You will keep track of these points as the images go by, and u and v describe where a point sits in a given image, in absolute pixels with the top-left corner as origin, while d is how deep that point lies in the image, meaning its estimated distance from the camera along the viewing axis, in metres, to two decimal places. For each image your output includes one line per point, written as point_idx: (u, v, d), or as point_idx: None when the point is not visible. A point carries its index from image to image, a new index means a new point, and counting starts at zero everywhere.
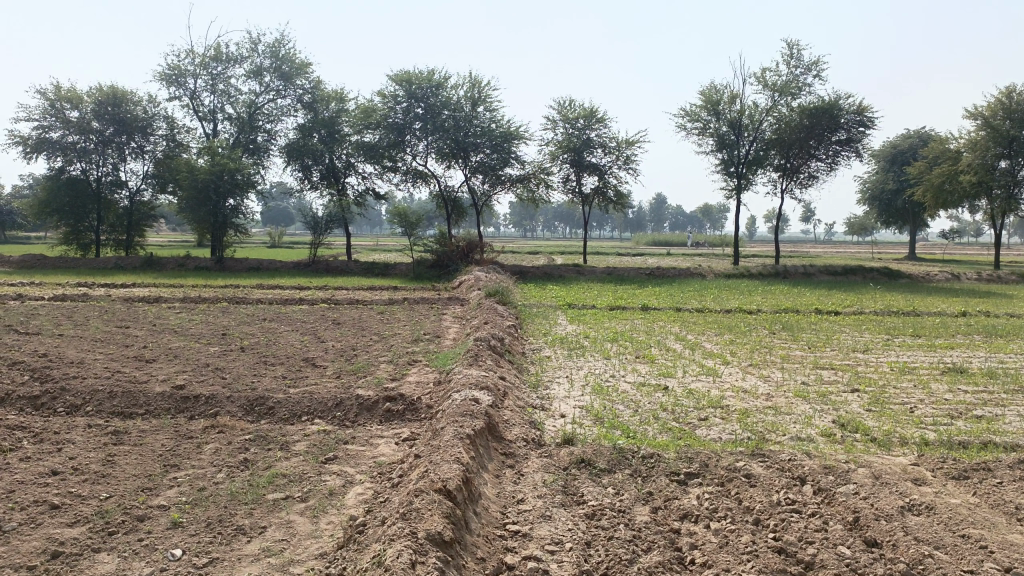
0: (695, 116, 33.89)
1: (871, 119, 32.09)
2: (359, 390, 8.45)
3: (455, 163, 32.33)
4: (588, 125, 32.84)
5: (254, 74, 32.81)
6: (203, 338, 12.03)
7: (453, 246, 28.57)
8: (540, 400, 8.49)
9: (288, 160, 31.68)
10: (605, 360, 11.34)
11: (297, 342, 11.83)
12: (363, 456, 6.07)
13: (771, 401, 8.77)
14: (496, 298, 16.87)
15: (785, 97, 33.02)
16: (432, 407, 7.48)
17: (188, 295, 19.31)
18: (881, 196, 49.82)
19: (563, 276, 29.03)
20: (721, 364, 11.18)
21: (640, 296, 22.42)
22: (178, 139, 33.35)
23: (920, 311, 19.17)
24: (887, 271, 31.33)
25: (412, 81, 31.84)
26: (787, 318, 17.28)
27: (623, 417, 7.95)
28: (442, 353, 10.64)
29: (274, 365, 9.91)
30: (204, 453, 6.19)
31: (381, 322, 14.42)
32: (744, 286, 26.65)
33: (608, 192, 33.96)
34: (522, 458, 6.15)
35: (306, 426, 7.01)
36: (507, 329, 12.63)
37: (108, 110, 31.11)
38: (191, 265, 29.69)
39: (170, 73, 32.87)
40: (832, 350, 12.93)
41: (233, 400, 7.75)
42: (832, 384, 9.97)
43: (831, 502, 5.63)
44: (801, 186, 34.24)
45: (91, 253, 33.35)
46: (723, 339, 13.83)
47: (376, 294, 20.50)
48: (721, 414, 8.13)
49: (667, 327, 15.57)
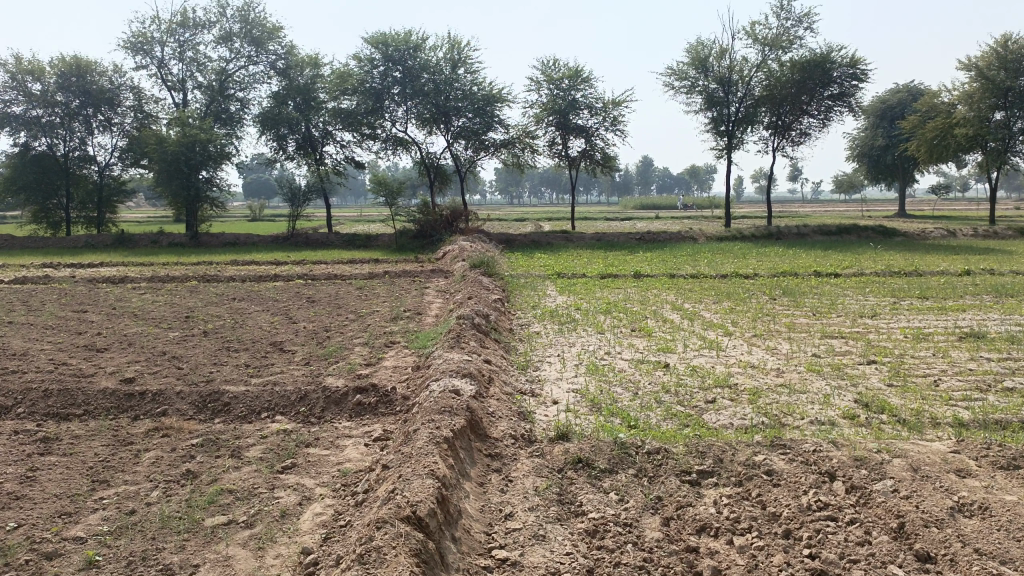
0: (683, 74, 32.87)
1: (864, 72, 31.17)
2: (329, 379, 7.60)
3: (436, 129, 31.19)
4: (572, 86, 31.73)
5: (223, 40, 31.41)
6: (164, 323, 11.13)
7: (437, 216, 27.62)
8: (529, 384, 7.67)
9: (262, 129, 30.44)
10: (599, 335, 10.51)
11: (267, 323, 10.95)
12: (326, 462, 5.23)
13: (783, 378, 7.99)
14: (481, 270, 15.99)
15: (775, 51, 32.00)
16: (408, 399, 6.65)
17: (157, 273, 18.33)
18: (871, 153, 49.00)
19: (551, 244, 28.17)
20: (724, 336, 10.41)
21: (631, 261, 21.61)
22: (147, 110, 31.98)
23: (922, 271, 18.42)
24: (882, 229, 30.63)
25: (389, 44, 30.66)
26: (787, 282, 16.52)
27: (623, 402, 7.15)
28: (423, 332, 9.80)
29: (238, 351, 9.04)
30: (142, 464, 5.34)
31: (360, 298, 13.54)
32: (738, 248, 25.84)
33: (595, 154, 32.94)
34: (511, 459, 5.34)
35: (264, 427, 6.16)
36: (493, 304, 11.80)
37: (71, 82, 29.70)
38: (165, 241, 28.58)
39: (135, 41, 31.43)
40: (838, 316, 12.17)
41: (184, 396, 6.88)
42: (846, 355, 9.20)
43: (868, 503, 4.89)
44: (793, 143, 33.33)
45: (61, 232, 32.10)
46: (723, 307, 13.07)
47: (357, 267, 19.59)
48: (730, 395, 7.34)
49: (661, 295, 14.78)
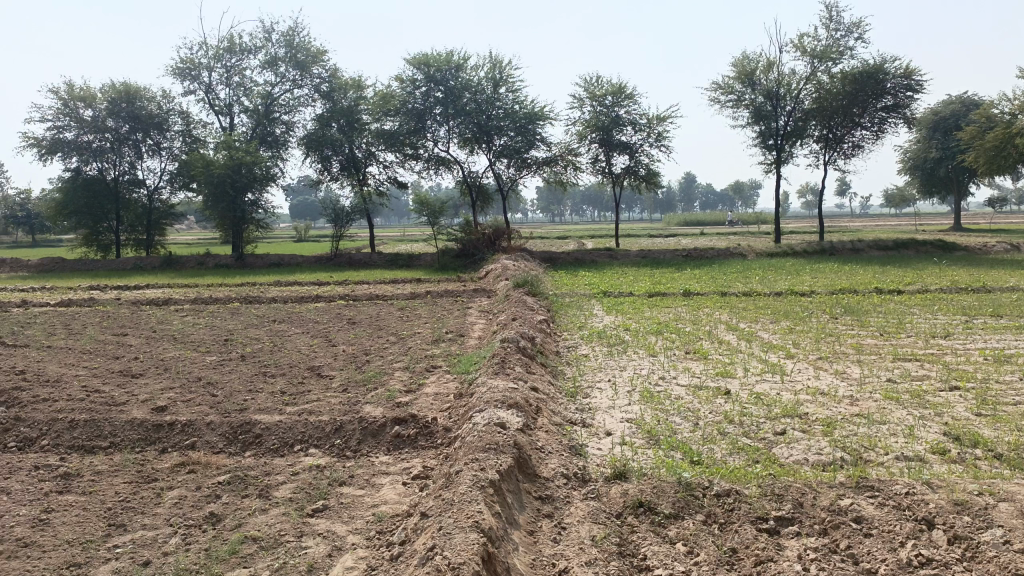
0: (728, 87, 32.17)
1: (920, 82, 30.02)
2: (367, 408, 7.16)
3: (478, 148, 30.95)
4: (616, 102, 31.23)
5: (269, 65, 31.71)
6: (202, 346, 10.86)
7: (479, 235, 27.26)
8: (580, 414, 7.12)
9: (306, 151, 30.55)
10: (651, 358, 9.90)
11: (306, 347, 10.60)
12: (361, 504, 4.76)
13: (858, 407, 7.30)
14: (525, 289, 15.51)
15: (825, 63, 31.11)
16: (450, 430, 6.16)
17: (200, 295, 18.28)
18: (924, 165, 47.40)
19: (595, 262, 27.59)
20: (786, 359, 9.72)
21: (679, 279, 20.91)
22: (194, 134, 32.40)
23: (991, 288, 17.33)
24: (942, 244, 29.35)
25: (431, 63, 30.56)
26: (847, 300, 15.67)
27: (683, 434, 6.54)
28: (466, 356, 9.32)
29: (274, 377, 8.68)
30: (164, 505, 4.94)
31: (401, 320, 13.16)
32: (789, 265, 24.92)
33: (640, 171, 32.33)
34: (564, 502, 4.80)
35: (295, 462, 5.73)
36: (538, 325, 11.29)
37: (122, 108, 30.22)
38: (210, 263, 28.76)
39: (183, 67, 31.91)
40: (907, 337, 11.35)
41: (214, 427, 6.49)
42: (924, 381, 8.44)
43: (977, 556, 4.23)
44: (845, 156, 32.26)
45: (111, 254, 32.59)
46: (781, 328, 12.35)
47: (400, 288, 19.28)
48: (801, 426, 6.70)
49: (714, 315, 14.08)
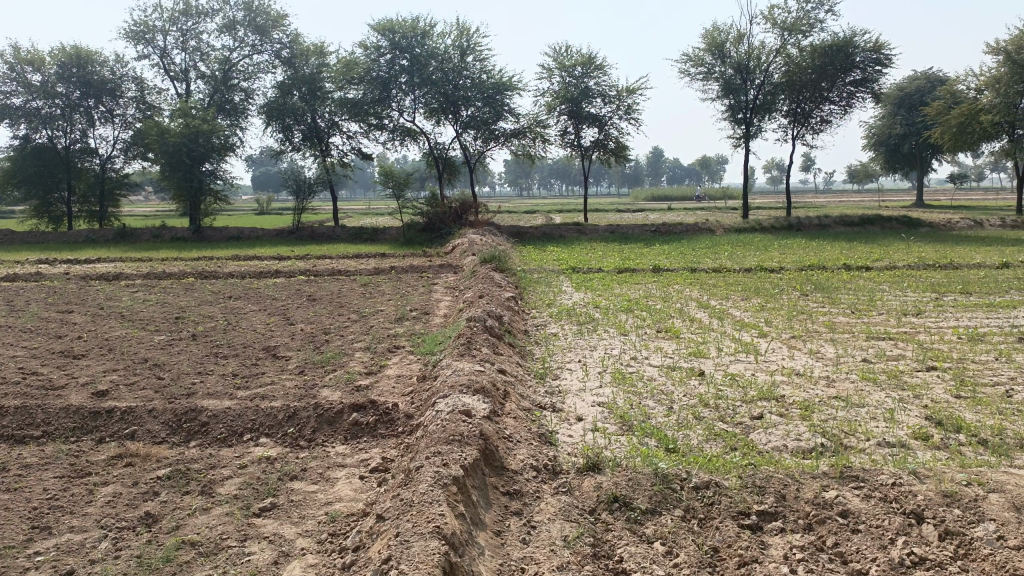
0: (698, 60, 31.84)
1: (889, 57, 29.95)
2: (325, 392, 6.75)
3: (445, 119, 30.28)
4: (585, 73, 30.75)
5: (227, 29, 30.58)
6: (152, 325, 10.31)
7: (445, 208, 26.72)
8: (550, 398, 6.80)
9: (267, 121, 29.60)
10: (622, 337, 9.60)
11: (262, 325, 10.10)
12: (313, 502, 4.37)
13: (835, 389, 7.07)
14: (493, 265, 15.12)
15: (795, 36, 30.89)
16: (412, 417, 5.78)
17: (154, 269, 17.56)
18: (888, 142, 47.72)
19: (563, 236, 27.29)
20: (759, 337, 9.50)
21: (648, 255, 20.65)
22: (149, 101, 31.21)
23: (958, 264, 17.35)
24: (907, 220, 29.52)
25: (396, 31, 29.73)
26: (817, 277, 15.54)
27: (657, 419, 6.25)
28: (430, 336, 8.92)
29: (226, 358, 8.21)
30: (96, 503, 4.51)
31: (364, 297, 12.69)
32: (757, 240, 24.82)
33: (608, 144, 31.96)
34: (534, 497, 4.47)
35: (244, 453, 5.31)
36: (506, 303, 10.93)
37: (72, 72, 28.94)
38: (166, 236, 27.84)
39: (136, 30, 30.63)
40: (879, 315, 11.20)
41: (157, 414, 6.03)
42: (900, 361, 8.25)
43: (970, 554, 3.99)
44: (813, 132, 32.21)
45: (63, 226, 31.39)
46: (753, 305, 12.14)
47: (364, 262, 18.76)
48: (778, 410, 6.45)
49: (684, 291, 13.85)
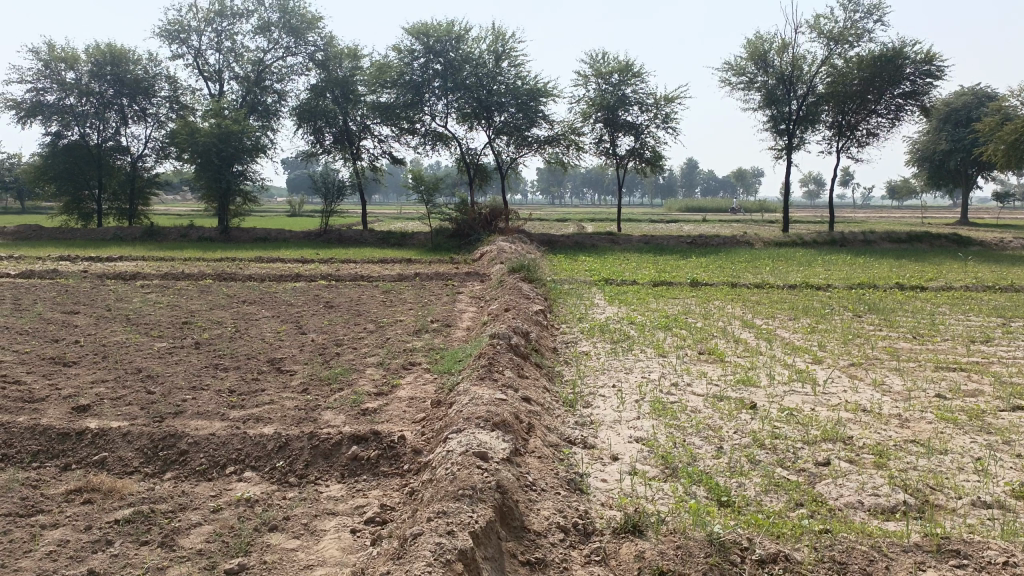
0: (740, 69, 30.81)
1: (941, 68, 28.60)
2: (326, 416, 5.99)
3: (477, 124, 29.56)
4: (623, 80, 29.89)
5: (261, 30, 30.27)
6: (155, 330, 9.67)
7: (475, 215, 25.97)
8: (580, 431, 5.95)
9: (298, 122, 29.17)
10: (660, 359, 8.71)
11: (271, 334, 9.38)
12: (291, 565, 3.58)
13: (912, 431, 6.11)
14: (521, 274, 14.32)
15: (841, 46, 29.72)
16: (420, 452, 4.99)
17: (172, 269, 17.02)
18: (933, 158, 46.06)
19: (596, 246, 26.43)
20: (812, 364, 8.57)
21: (684, 268, 19.70)
22: (181, 101, 30.97)
23: (1019, 287, 16.16)
24: (957, 238, 28.12)
25: (431, 33, 29.11)
26: (869, 297, 14.47)
27: (705, 462, 5.36)
28: (450, 352, 8.14)
29: (225, 370, 7.50)
30: (33, 553, 3.75)
31: (383, 305, 11.95)
32: (800, 255, 23.72)
33: (645, 153, 31.02)
34: (559, 569, 3.65)
35: (224, 492, 4.56)
36: (535, 317, 10.12)
37: (106, 70, 28.80)
38: (193, 236, 27.49)
39: (171, 29, 30.43)
40: (945, 342, 10.14)
41: (132, 438, 5.31)
42: (979, 397, 7.25)
43: None
44: (859, 145, 30.97)
45: (92, 224, 31.21)
46: (803, 326, 11.18)
47: (389, 268, 18.07)
48: (847, 455, 5.54)
49: (726, 309, 12.89)
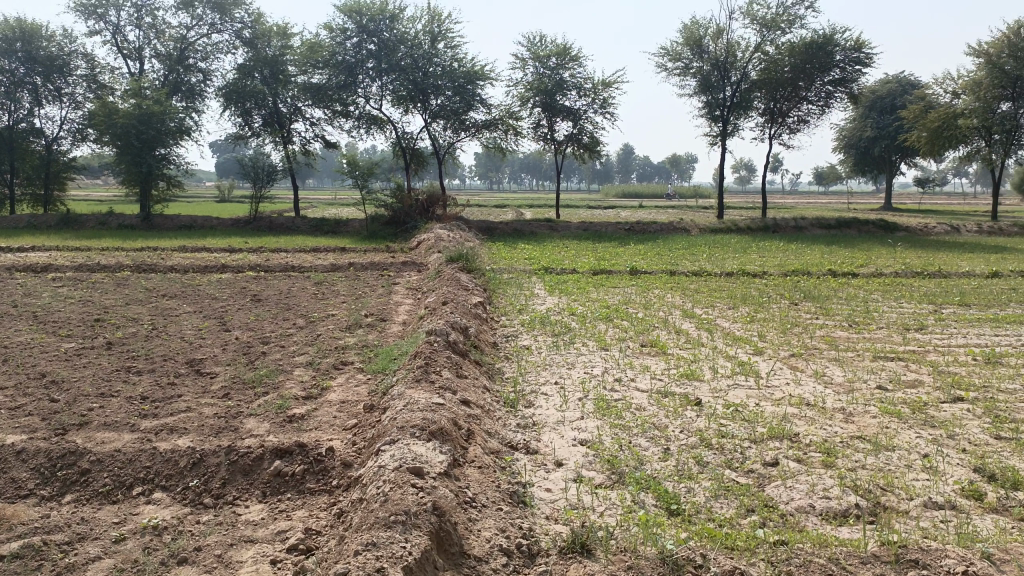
0: (676, 54, 30.93)
1: (869, 56, 29.25)
2: (249, 424, 5.54)
3: (413, 108, 28.91)
4: (560, 64, 29.64)
5: (184, 5, 28.82)
6: (64, 328, 8.95)
7: (411, 202, 25.40)
8: (522, 435, 5.65)
9: (225, 104, 27.99)
10: (603, 352, 8.49)
11: (192, 332, 8.79)
12: None
13: (857, 426, 6.03)
14: (459, 264, 13.95)
15: (773, 33, 30.11)
16: (350, 466, 4.62)
17: (89, 260, 16.04)
18: (858, 144, 47.34)
19: (535, 233, 26.20)
20: (753, 355, 8.49)
21: (623, 255, 19.64)
22: (100, 80, 29.35)
23: (945, 272, 16.62)
24: (884, 224, 28.90)
25: (364, 12, 28.26)
26: (805, 283, 14.61)
27: (653, 466, 5.13)
28: (384, 350, 7.73)
29: (140, 374, 6.93)
30: None
31: (315, 298, 11.43)
32: (735, 242, 23.97)
33: (583, 138, 30.88)
34: None
35: (129, 517, 4.10)
36: (474, 310, 9.78)
37: (16, 47, 27.05)
38: (113, 223, 26.15)
39: (87, 4, 28.75)
40: (880, 330, 10.21)
41: (26, 457, 4.77)
42: (919, 388, 7.24)
43: None
44: (791, 131, 31.51)
45: (4, 210, 29.41)
46: (742, 315, 11.16)
47: (322, 258, 17.45)
48: (795, 453, 5.40)
49: (667, 298, 12.80)
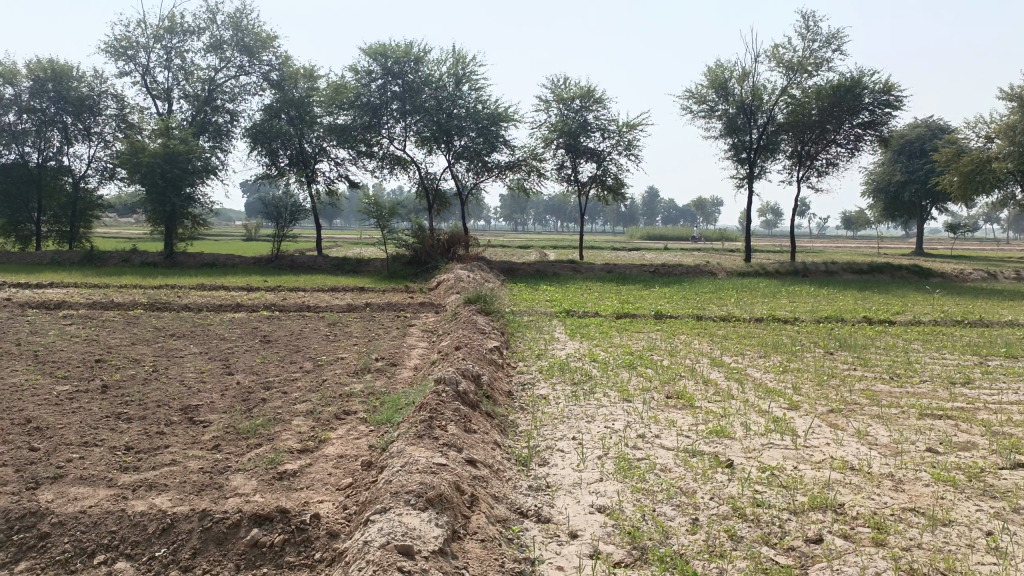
0: (701, 97, 30.66)
1: (898, 98, 28.74)
2: (235, 481, 5.06)
3: (437, 148, 28.82)
4: (584, 106, 29.50)
5: (213, 48, 29.18)
6: (62, 369, 8.59)
7: (432, 242, 25.09)
8: (534, 501, 5.09)
9: (252, 144, 28.10)
10: (626, 404, 7.90)
11: (193, 375, 8.38)
12: None
13: (909, 496, 5.40)
14: (478, 306, 13.51)
15: (800, 76, 29.77)
16: (337, 537, 4.13)
17: (105, 298, 15.81)
18: (888, 188, 46.51)
19: (558, 274, 25.76)
20: (788, 410, 7.85)
21: (648, 299, 19.06)
22: (129, 120, 29.70)
23: (987, 320, 15.84)
24: (917, 269, 28.07)
25: (389, 55, 28.36)
26: (838, 331, 13.93)
27: (679, 540, 4.55)
28: (391, 399, 7.23)
29: (130, 422, 6.49)
30: None
31: (326, 340, 11.01)
32: (763, 286, 23.30)
33: (607, 180, 30.55)
34: None
35: None
36: (489, 355, 9.28)
37: (48, 87, 27.40)
38: (135, 261, 26.15)
39: (118, 45, 29.24)
40: (924, 384, 9.52)
41: None
42: (976, 452, 6.57)
43: None
44: (819, 174, 30.96)
45: (31, 247, 29.57)
46: (775, 364, 10.52)
47: (338, 298, 17.11)
48: (840, 528, 4.80)
49: (693, 344, 12.21)
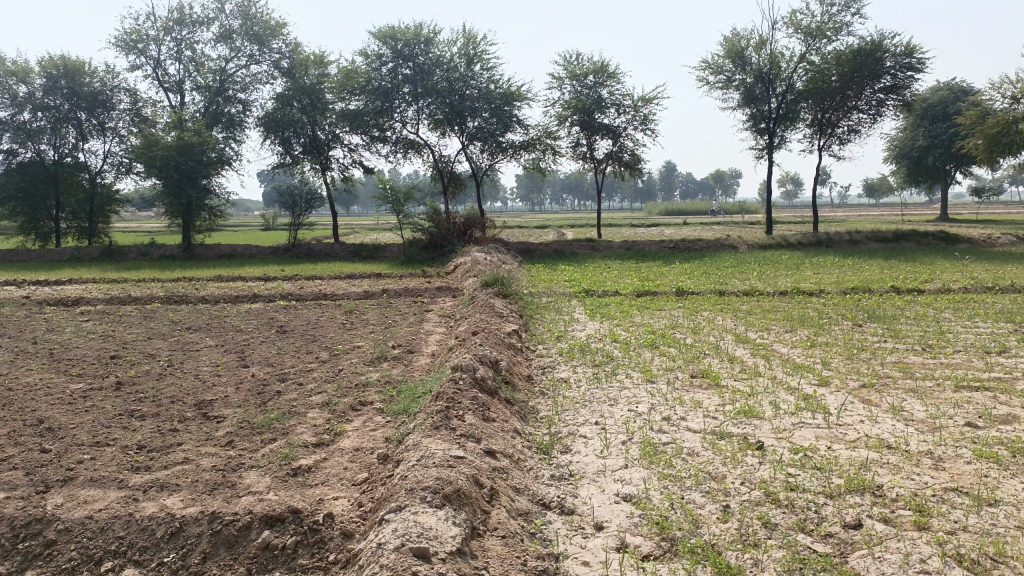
0: (717, 67, 30.04)
1: (921, 61, 27.93)
2: (248, 479, 4.91)
3: (450, 130, 28.51)
4: (597, 82, 29.03)
5: (222, 38, 29.01)
6: (77, 367, 8.51)
7: (448, 225, 24.88)
8: (557, 491, 4.89)
9: (265, 133, 27.95)
10: (650, 386, 7.66)
11: (208, 368, 8.27)
12: None
13: (951, 475, 5.13)
14: (495, 288, 13.30)
15: (818, 42, 29.05)
16: (351, 537, 3.96)
17: (122, 293, 15.78)
18: (911, 154, 45.52)
19: (576, 253, 25.46)
20: (818, 387, 7.58)
21: (668, 275, 18.74)
22: (143, 113, 29.68)
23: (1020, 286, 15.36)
24: (944, 235, 27.44)
25: (398, 37, 28.01)
26: (866, 302, 13.56)
27: (709, 529, 4.34)
28: (407, 388, 7.06)
29: (144, 420, 6.37)
30: None
31: (343, 328, 10.87)
32: (785, 258, 22.89)
33: (623, 156, 30.10)
34: None
35: None
36: (507, 339, 9.08)
37: (60, 84, 27.38)
38: (154, 254, 26.20)
39: (128, 38, 29.13)
40: (959, 355, 9.19)
41: None
42: (1018, 425, 6.26)
43: None
44: (840, 142, 30.29)
45: (51, 244, 29.74)
46: (802, 339, 10.22)
47: (355, 285, 16.99)
48: (880, 511, 4.56)
49: (716, 321, 11.92)
